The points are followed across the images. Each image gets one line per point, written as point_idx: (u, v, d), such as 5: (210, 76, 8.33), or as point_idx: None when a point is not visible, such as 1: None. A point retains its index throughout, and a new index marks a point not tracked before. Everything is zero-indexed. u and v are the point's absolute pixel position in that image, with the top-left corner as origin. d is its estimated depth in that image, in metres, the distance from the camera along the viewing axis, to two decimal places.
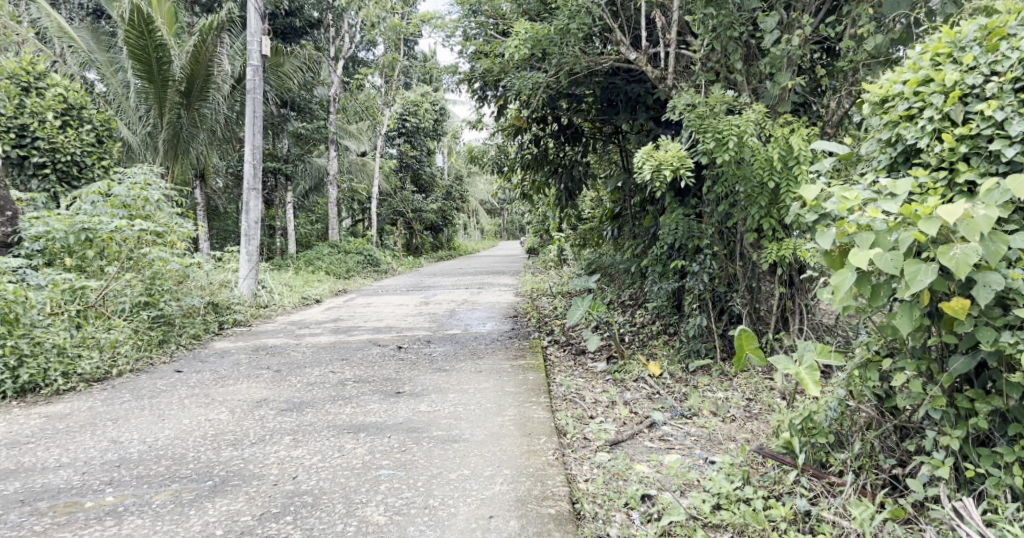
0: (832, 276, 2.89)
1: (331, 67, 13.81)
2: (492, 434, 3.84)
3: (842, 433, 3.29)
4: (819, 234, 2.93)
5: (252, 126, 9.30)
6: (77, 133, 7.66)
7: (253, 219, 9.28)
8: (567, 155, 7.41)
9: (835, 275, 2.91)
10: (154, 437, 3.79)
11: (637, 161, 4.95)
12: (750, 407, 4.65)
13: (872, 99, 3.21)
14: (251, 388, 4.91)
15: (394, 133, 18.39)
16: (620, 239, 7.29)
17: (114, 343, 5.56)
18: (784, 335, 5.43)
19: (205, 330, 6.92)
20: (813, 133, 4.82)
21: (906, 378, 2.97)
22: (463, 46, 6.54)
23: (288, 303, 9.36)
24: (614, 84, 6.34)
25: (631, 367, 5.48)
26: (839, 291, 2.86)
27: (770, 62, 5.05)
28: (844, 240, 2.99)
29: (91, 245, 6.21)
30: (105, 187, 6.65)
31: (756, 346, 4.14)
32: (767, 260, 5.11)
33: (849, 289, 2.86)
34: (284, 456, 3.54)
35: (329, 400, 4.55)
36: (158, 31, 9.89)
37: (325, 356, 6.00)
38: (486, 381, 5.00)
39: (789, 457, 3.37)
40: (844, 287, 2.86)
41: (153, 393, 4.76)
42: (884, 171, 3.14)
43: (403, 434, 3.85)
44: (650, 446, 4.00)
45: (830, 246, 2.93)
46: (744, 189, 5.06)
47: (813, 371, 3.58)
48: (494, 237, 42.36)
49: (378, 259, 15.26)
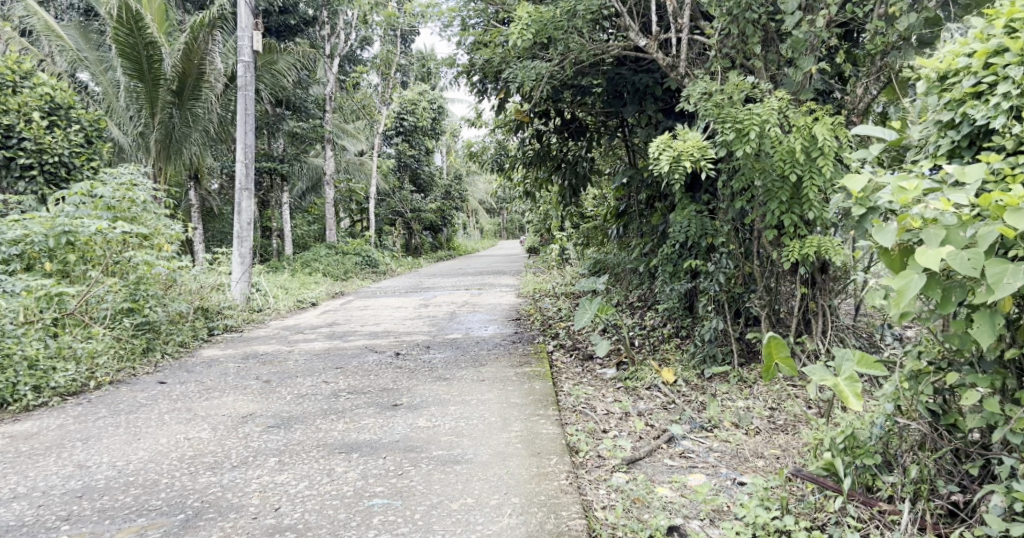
0: (894, 279, 2.55)
1: (326, 64, 13.45)
2: (498, 454, 3.49)
3: (890, 452, 3.00)
4: (876, 231, 2.58)
5: (244, 123, 8.93)
6: (64, 133, 7.30)
7: (245, 220, 8.88)
8: (570, 150, 7.03)
9: (897, 277, 2.57)
10: (125, 461, 3.44)
11: (652, 151, 4.58)
12: (775, 418, 4.35)
13: (930, 75, 2.89)
14: (238, 401, 4.57)
15: (393, 132, 18.06)
16: (626, 237, 6.97)
17: (92, 353, 5.22)
18: (807, 339, 5.06)
19: (193, 337, 6.56)
20: (840, 121, 4.47)
21: (978, 396, 2.63)
22: (463, 35, 6.17)
23: (283, 306, 9.00)
24: (621, 75, 6.00)
25: (644, 374, 5.12)
26: (904, 297, 2.51)
27: (792, 46, 4.72)
28: (902, 238, 2.66)
29: (72, 250, 5.84)
30: (88, 189, 6.23)
31: (787, 354, 3.76)
32: (789, 259, 4.75)
33: (915, 294, 2.52)
34: (267, 484, 3.19)
35: (321, 415, 4.20)
36: (147, 29, 9.55)
37: (318, 364, 5.64)
38: (489, 392, 4.65)
39: (831, 481, 3.05)
40: (910, 291, 2.51)
41: (131, 408, 4.40)
42: (944, 157, 2.83)
43: (400, 454, 3.50)
44: (670, 465, 3.66)
45: (889, 243, 2.59)
46: (763, 183, 4.70)
47: (852, 383, 3.25)
48: (493, 235, 41.96)
49: (377, 260, 14.89)
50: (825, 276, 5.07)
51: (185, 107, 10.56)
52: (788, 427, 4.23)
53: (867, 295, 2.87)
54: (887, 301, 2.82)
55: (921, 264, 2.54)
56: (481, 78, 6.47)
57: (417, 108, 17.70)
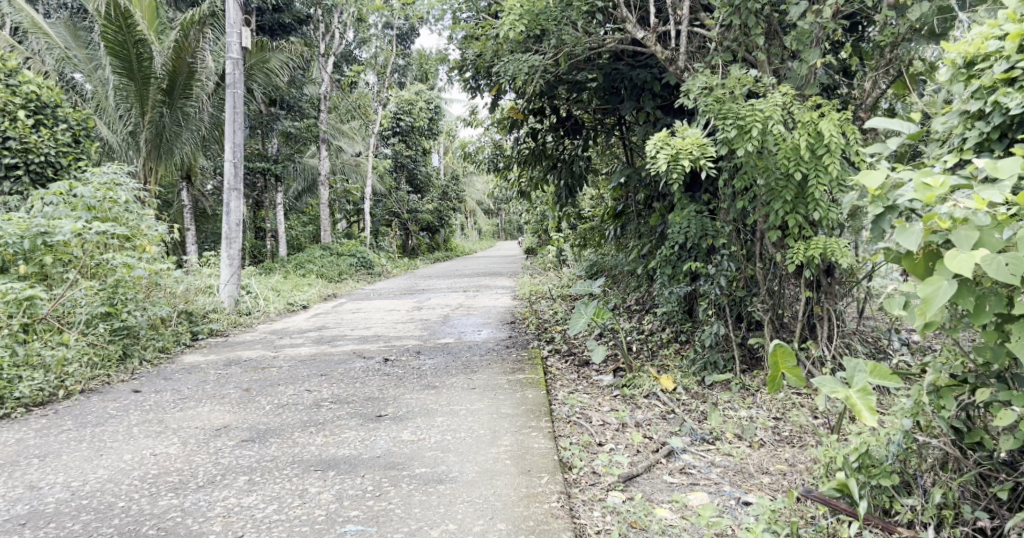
0: (921, 286, 2.32)
1: (321, 63, 13.18)
2: (485, 471, 3.26)
3: (908, 472, 2.79)
4: (900, 232, 2.35)
5: (233, 122, 8.66)
6: (51, 132, 7.06)
7: (234, 222, 8.63)
8: (567, 149, 6.80)
9: (924, 284, 2.34)
10: (81, 481, 3.21)
11: (649, 149, 4.34)
12: (779, 429, 4.14)
13: (955, 61, 2.67)
14: (213, 412, 4.33)
15: (389, 132, 17.69)
16: (623, 238, 6.74)
17: (61, 360, 4.95)
18: (812, 345, 4.85)
19: (175, 342, 6.31)
20: (847, 117, 4.24)
21: (1014, 416, 2.40)
22: (455, 28, 5.94)
23: (273, 309, 8.74)
24: (618, 70, 5.77)
25: (642, 381, 4.88)
26: (934, 306, 2.28)
27: (797, 37, 4.50)
28: (926, 240, 2.43)
29: (49, 252, 5.51)
30: (67, 188, 5.94)
31: (794, 364, 3.48)
32: (793, 261, 4.53)
33: (944, 303, 2.29)
34: (232, 507, 2.98)
35: (300, 427, 3.96)
36: (137, 26, 9.28)
37: (303, 371, 5.39)
38: (479, 401, 4.41)
39: (844, 502, 2.81)
40: (940, 299, 2.28)
41: (98, 421, 4.15)
42: (972, 151, 2.60)
43: (380, 472, 3.28)
44: (670, 482, 3.43)
45: (914, 246, 2.36)
46: (765, 181, 4.48)
47: (865, 396, 3.01)
48: (490, 235, 41.61)
49: (372, 261, 14.66)
50: (830, 278, 4.85)
51: (176, 106, 10.30)
52: (794, 439, 4.01)
53: (886, 302, 2.63)
54: (908, 309, 2.58)
55: (950, 269, 2.31)
56: (474, 73, 6.22)
57: (414, 108, 17.38)
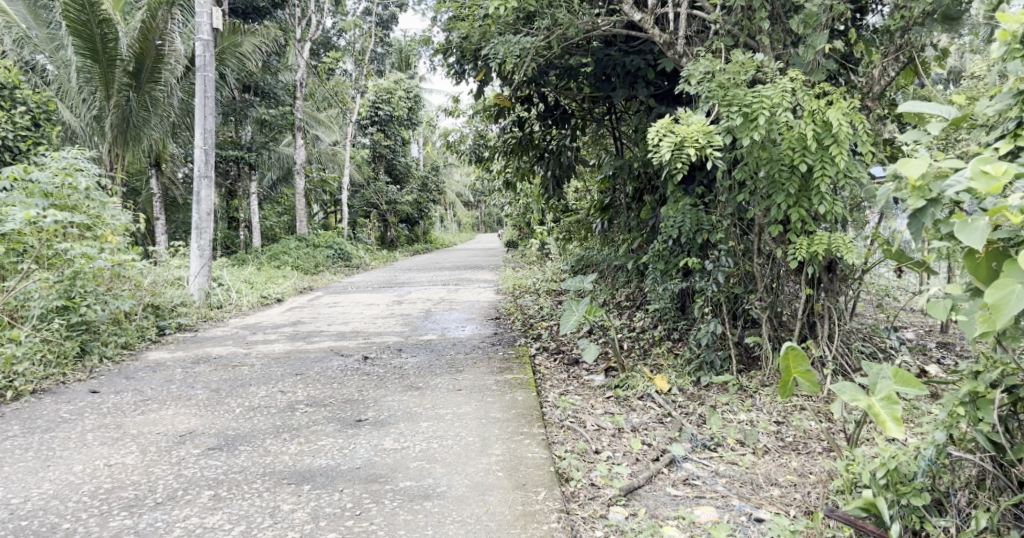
0: (990, 291, 2.18)
1: (297, 48, 12.74)
2: (476, 486, 3.00)
3: (940, 490, 2.60)
4: (965, 231, 2.21)
5: (204, 106, 8.24)
6: (8, 114, 6.64)
7: (204, 211, 8.23)
8: (553, 139, 6.49)
9: (990, 287, 2.20)
10: (22, 498, 2.91)
11: (652, 137, 4.06)
12: (782, 434, 3.92)
13: (1014, 33, 2.40)
14: (178, 415, 4.00)
15: (366, 122, 17.17)
16: (611, 232, 6.47)
17: (9, 359, 4.58)
18: (812, 344, 4.61)
19: (139, 338, 5.94)
20: (856, 105, 3.99)
21: None
22: (440, 9, 5.60)
23: (245, 302, 8.35)
24: (610, 56, 5.50)
25: (635, 382, 4.61)
26: (1007, 310, 2.14)
27: (804, 21, 4.27)
28: (987, 237, 2.30)
29: (2, 241, 5.12)
30: (22, 172, 5.50)
31: (807, 368, 3.22)
32: (796, 258, 4.27)
33: (1016, 307, 2.16)
34: (193, 529, 2.70)
35: (272, 433, 3.65)
36: (101, 5, 8.80)
37: (276, 370, 5.07)
38: (465, 404, 4.12)
39: (873, 526, 2.61)
40: (1012, 303, 2.15)
41: (49, 425, 3.81)
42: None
43: (360, 486, 3.00)
44: (674, 496, 3.17)
45: (978, 244, 2.22)
46: (768, 173, 4.21)
47: (891, 405, 2.77)
48: (470, 227, 41.22)
49: (349, 253, 14.30)
50: (831, 275, 4.60)
51: (143, 90, 9.85)
52: (798, 446, 3.78)
53: (933, 307, 2.50)
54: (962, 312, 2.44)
55: (1020, 269, 2.19)
56: (459, 58, 5.87)
57: (392, 97, 16.92)
